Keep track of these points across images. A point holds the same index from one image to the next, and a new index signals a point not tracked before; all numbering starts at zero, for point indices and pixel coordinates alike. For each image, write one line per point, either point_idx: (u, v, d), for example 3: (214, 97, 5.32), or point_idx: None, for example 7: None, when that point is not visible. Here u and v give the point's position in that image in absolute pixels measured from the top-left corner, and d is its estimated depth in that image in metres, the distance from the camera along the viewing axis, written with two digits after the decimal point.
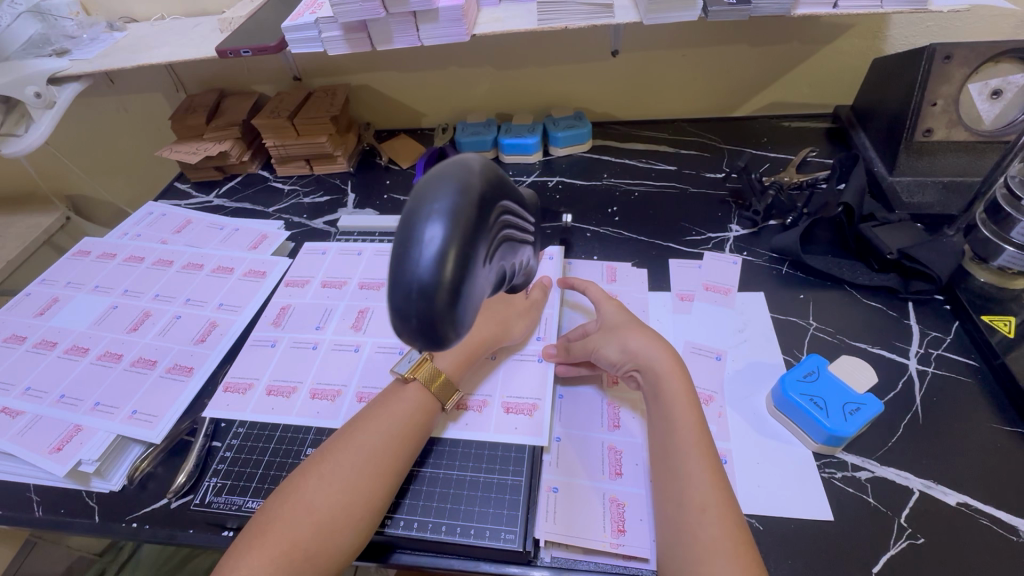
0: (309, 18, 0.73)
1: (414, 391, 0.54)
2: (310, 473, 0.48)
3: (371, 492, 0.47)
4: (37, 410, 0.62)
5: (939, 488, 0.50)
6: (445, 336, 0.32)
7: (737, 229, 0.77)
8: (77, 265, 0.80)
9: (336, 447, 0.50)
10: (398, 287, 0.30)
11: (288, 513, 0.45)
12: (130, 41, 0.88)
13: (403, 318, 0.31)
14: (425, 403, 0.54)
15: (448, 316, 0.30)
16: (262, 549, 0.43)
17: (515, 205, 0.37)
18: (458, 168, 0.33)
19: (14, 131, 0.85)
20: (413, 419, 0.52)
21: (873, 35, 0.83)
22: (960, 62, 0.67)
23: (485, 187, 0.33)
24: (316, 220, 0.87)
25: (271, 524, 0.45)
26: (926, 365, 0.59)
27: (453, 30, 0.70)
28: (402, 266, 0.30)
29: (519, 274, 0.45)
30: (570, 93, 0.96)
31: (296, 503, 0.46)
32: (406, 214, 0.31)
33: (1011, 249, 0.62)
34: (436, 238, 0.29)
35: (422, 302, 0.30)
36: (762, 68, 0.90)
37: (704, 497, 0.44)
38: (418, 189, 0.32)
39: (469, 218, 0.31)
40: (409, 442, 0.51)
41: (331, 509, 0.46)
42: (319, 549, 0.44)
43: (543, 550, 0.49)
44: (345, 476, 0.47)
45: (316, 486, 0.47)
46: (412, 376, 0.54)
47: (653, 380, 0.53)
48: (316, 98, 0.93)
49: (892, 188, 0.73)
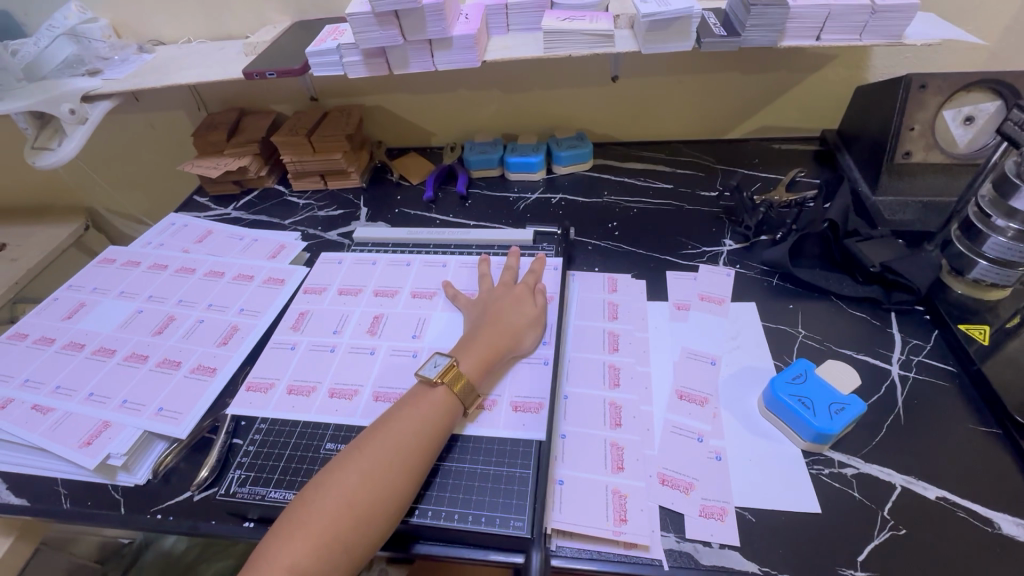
0: (331, 44, 0.78)
1: (442, 394, 0.57)
2: (346, 469, 0.51)
3: (402, 487, 0.51)
4: (67, 407, 0.65)
5: (920, 483, 0.54)
6: None
7: (730, 243, 0.82)
8: (103, 272, 0.84)
9: (370, 443, 0.53)
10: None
11: (327, 504, 0.48)
12: (160, 62, 0.94)
13: None
14: (452, 407, 0.57)
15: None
16: (303, 538, 0.46)
17: None
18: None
19: (47, 145, 0.90)
20: (440, 419, 0.56)
21: (856, 65, 0.89)
22: (934, 91, 0.73)
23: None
24: (331, 232, 0.92)
25: (310, 514, 0.48)
26: (907, 370, 0.63)
27: (465, 57, 0.76)
28: None
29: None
30: (572, 115, 1.02)
31: (334, 494, 0.49)
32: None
33: (984, 262, 0.66)
34: None
35: None
36: (753, 95, 0.96)
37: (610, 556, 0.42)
38: None
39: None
40: (434, 441, 0.54)
41: (367, 502, 0.49)
42: (355, 539, 0.47)
43: (549, 539, 0.52)
44: (379, 471, 0.51)
45: (354, 480, 0.50)
46: (441, 380, 0.57)
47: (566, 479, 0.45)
48: (332, 117, 0.99)
49: (875, 207, 0.78)
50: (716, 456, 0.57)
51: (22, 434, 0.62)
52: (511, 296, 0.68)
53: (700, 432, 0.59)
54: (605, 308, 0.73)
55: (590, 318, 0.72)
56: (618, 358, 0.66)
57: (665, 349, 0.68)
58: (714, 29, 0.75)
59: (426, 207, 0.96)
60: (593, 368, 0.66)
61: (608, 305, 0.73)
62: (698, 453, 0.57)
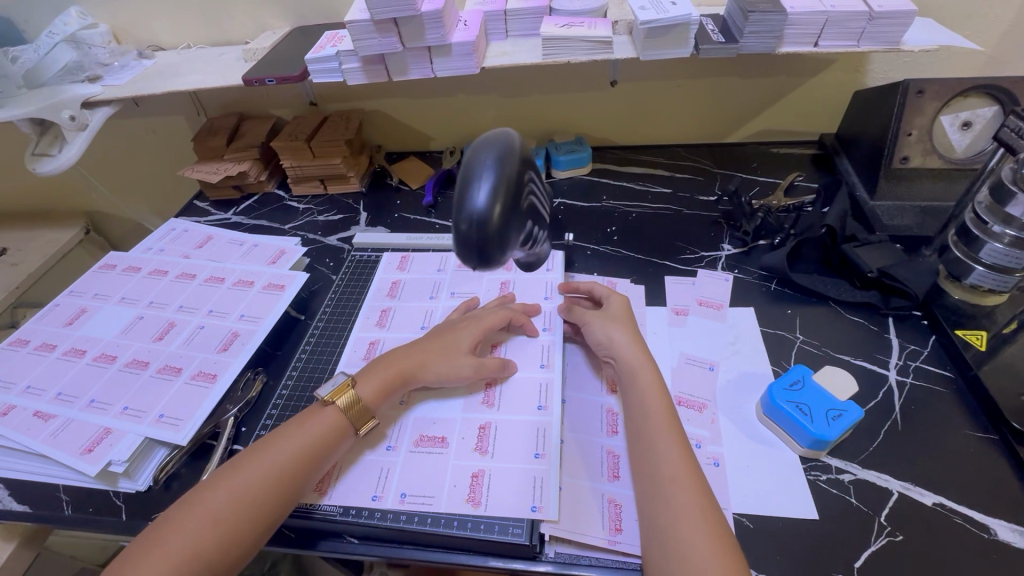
0: (331, 51, 0.78)
1: (332, 414, 0.56)
2: (216, 485, 0.50)
3: (268, 507, 0.49)
4: (69, 414, 0.65)
5: (917, 489, 0.54)
6: (493, 259, 0.38)
7: (728, 248, 0.82)
8: (104, 278, 0.84)
9: (240, 466, 0.51)
10: (459, 221, 0.37)
11: (190, 524, 0.47)
12: (160, 69, 0.94)
13: (462, 245, 0.38)
14: (341, 427, 0.56)
15: (502, 246, 0.38)
16: (159, 556, 0.45)
17: (540, 176, 0.43)
18: (502, 134, 0.40)
19: (47, 151, 0.90)
20: (325, 442, 0.54)
21: (854, 69, 0.90)
22: (932, 97, 0.73)
23: (526, 152, 0.40)
24: (331, 238, 0.93)
25: (174, 531, 0.47)
26: (905, 375, 0.64)
27: (465, 63, 0.76)
28: (462, 203, 0.37)
29: (530, 257, 0.50)
30: (571, 120, 1.02)
31: (200, 512, 0.48)
32: (462, 171, 0.38)
33: (981, 268, 0.67)
34: (486, 193, 0.36)
35: (479, 232, 0.36)
36: (751, 98, 0.96)
37: (675, 470, 0.49)
38: (471, 152, 0.38)
39: (513, 179, 0.38)
40: (313, 462, 0.53)
41: (235, 518, 0.48)
42: (217, 561, 0.46)
43: (548, 546, 0.52)
44: (252, 490, 0.50)
45: (222, 499, 0.48)
46: (332, 400, 0.56)
47: (629, 372, 0.58)
48: (332, 121, 0.99)
49: (873, 212, 0.78)
50: (531, 507, 0.52)
51: (23, 441, 0.62)
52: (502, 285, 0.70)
53: (699, 438, 0.59)
54: (541, 354, 0.66)
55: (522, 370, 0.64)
56: (546, 419, 0.59)
57: (663, 354, 0.68)
58: (713, 35, 0.76)
59: (426, 211, 0.96)
60: (517, 397, 0.61)
61: (545, 350, 0.66)
62: (520, 498, 0.52)
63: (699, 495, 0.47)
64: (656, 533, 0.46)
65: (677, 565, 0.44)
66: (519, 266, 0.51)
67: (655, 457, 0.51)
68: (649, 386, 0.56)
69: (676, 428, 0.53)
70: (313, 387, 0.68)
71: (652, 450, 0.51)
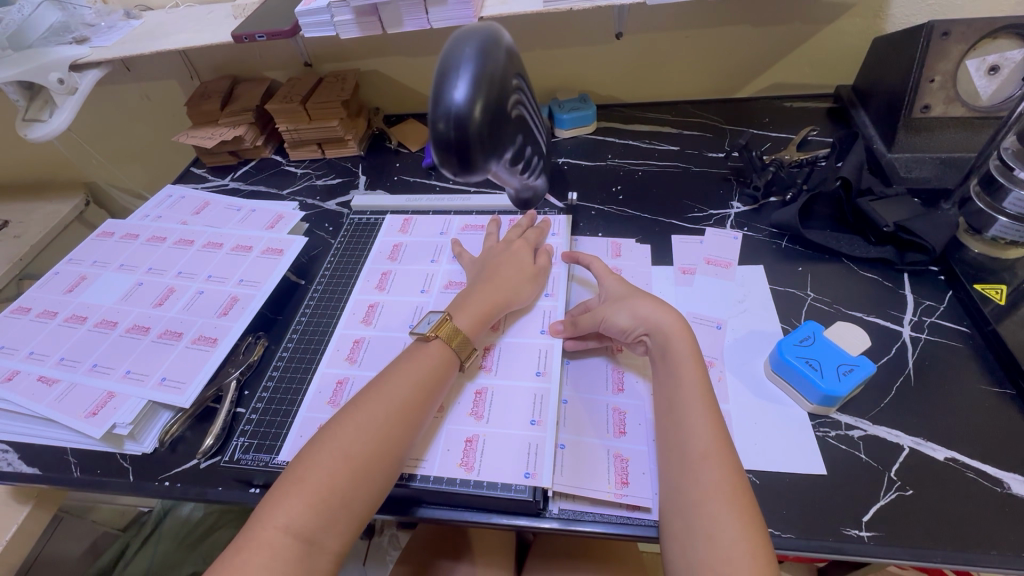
0: (322, 3, 0.75)
1: (436, 348, 0.57)
2: (345, 421, 0.50)
3: (399, 442, 0.50)
4: (72, 378, 0.65)
5: (928, 444, 0.53)
6: (471, 160, 0.42)
7: (738, 205, 0.80)
8: (102, 245, 0.83)
9: (361, 403, 0.52)
10: (438, 118, 0.40)
11: (323, 460, 0.47)
12: (147, 28, 0.91)
13: (441, 142, 0.41)
14: (448, 360, 0.56)
15: (478, 145, 0.42)
16: (298, 494, 0.46)
17: (521, 81, 0.46)
18: (486, 31, 0.43)
19: (38, 116, 0.88)
20: (436, 375, 0.55)
21: (874, 14, 0.85)
22: (958, 39, 0.69)
23: (507, 53, 0.43)
24: (329, 202, 0.91)
25: (308, 469, 0.47)
26: (919, 331, 0.62)
27: (462, 12, 0.72)
28: (441, 98, 0.40)
29: (526, 191, 0.61)
30: (573, 76, 0.98)
31: (331, 448, 0.48)
32: (442, 66, 0.41)
33: (1004, 219, 0.64)
34: (463, 89, 0.40)
35: (457, 128, 0.40)
36: (763, 49, 0.91)
37: (706, 447, 0.48)
38: (450, 47, 0.41)
39: (492, 74, 0.41)
40: (431, 396, 0.54)
41: (367, 453, 0.48)
42: (359, 493, 0.47)
43: (552, 502, 0.52)
44: (376, 423, 0.50)
45: (351, 435, 0.49)
46: (434, 335, 0.57)
47: (663, 343, 0.55)
48: (327, 82, 0.96)
49: (891, 163, 0.76)
50: (523, 473, 0.51)
51: (29, 405, 0.62)
52: (511, 252, 0.68)
53: None
54: (542, 320, 0.65)
55: (523, 336, 0.63)
56: (545, 385, 0.58)
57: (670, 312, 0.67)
58: None
59: (426, 173, 0.94)
60: (514, 361, 0.60)
61: (546, 316, 0.65)
62: (514, 462, 0.52)
63: (728, 471, 0.46)
64: (685, 511, 0.45)
65: (703, 541, 0.43)
66: (517, 200, 0.60)
67: (684, 431, 0.49)
68: (688, 362, 0.53)
69: (709, 404, 0.51)
70: (313, 349, 0.68)
71: (682, 424, 0.50)
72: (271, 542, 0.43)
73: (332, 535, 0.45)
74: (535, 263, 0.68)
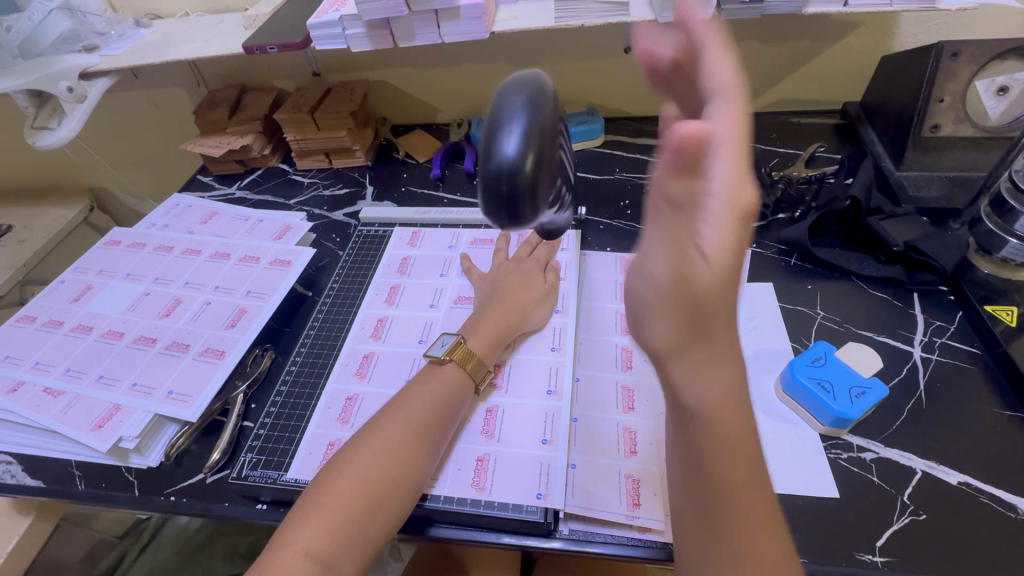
0: (334, 16, 0.75)
1: (450, 371, 0.56)
2: (361, 446, 0.50)
3: (416, 467, 0.50)
4: (77, 390, 0.64)
5: (941, 467, 0.53)
6: (524, 215, 0.38)
7: (746, 222, 0.80)
8: (108, 254, 0.83)
9: (376, 429, 0.51)
10: (488, 173, 0.37)
11: (340, 487, 0.47)
12: (157, 37, 0.91)
13: (492, 199, 0.37)
14: (462, 382, 0.56)
15: (531, 200, 0.38)
16: (317, 520, 0.46)
17: (567, 131, 0.43)
18: (533, 82, 0.40)
19: (47, 124, 0.88)
20: (450, 399, 0.55)
21: (882, 32, 0.85)
22: (967, 60, 0.69)
23: (555, 104, 0.41)
24: (337, 213, 0.91)
25: (326, 495, 0.47)
26: (930, 352, 0.62)
27: (473, 27, 0.73)
28: (490, 153, 0.37)
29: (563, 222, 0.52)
30: (581, 89, 0.98)
31: (347, 474, 0.48)
32: (490, 122, 0.38)
33: (1014, 241, 0.65)
34: (515, 142, 0.37)
35: (509, 183, 0.37)
36: (771, 65, 0.92)
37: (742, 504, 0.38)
38: (498, 101, 0.39)
39: (542, 127, 0.38)
40: (446, 421, 0.53)
41: (382, 478, 0.48)
42: (375, 520, 0.47)
43: (562, 523, 0.51)
44: (391, 448, 0.50)
45: (367, 461, 0.49)
46: (449, 358, 0.57)
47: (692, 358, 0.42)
48: (335, 93, 0.96)
49: (899, 181, 0.75)
50: (536, 493, 0.51)
51: (34, 417, 0.62)
52: (521, 273, 0.68)
53: None
54: (552, 337, 0.64)
55: (533, 353, 0.63)
56: (556, 404, 0.58)
57: None
58: None
59: (433, 185, 0.93)
60: (524, 381, 0.60)
61: (557, 332, 0.65)
62: (526, 482, 0.52)
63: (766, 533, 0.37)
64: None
65: None
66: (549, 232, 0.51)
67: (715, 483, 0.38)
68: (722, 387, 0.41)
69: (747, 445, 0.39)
70: (322, 362, 0.68)
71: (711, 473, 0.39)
72: (292, 566, 0.43)
73: (350, 561, 0.45)
74: (545, 282, 0.68)
